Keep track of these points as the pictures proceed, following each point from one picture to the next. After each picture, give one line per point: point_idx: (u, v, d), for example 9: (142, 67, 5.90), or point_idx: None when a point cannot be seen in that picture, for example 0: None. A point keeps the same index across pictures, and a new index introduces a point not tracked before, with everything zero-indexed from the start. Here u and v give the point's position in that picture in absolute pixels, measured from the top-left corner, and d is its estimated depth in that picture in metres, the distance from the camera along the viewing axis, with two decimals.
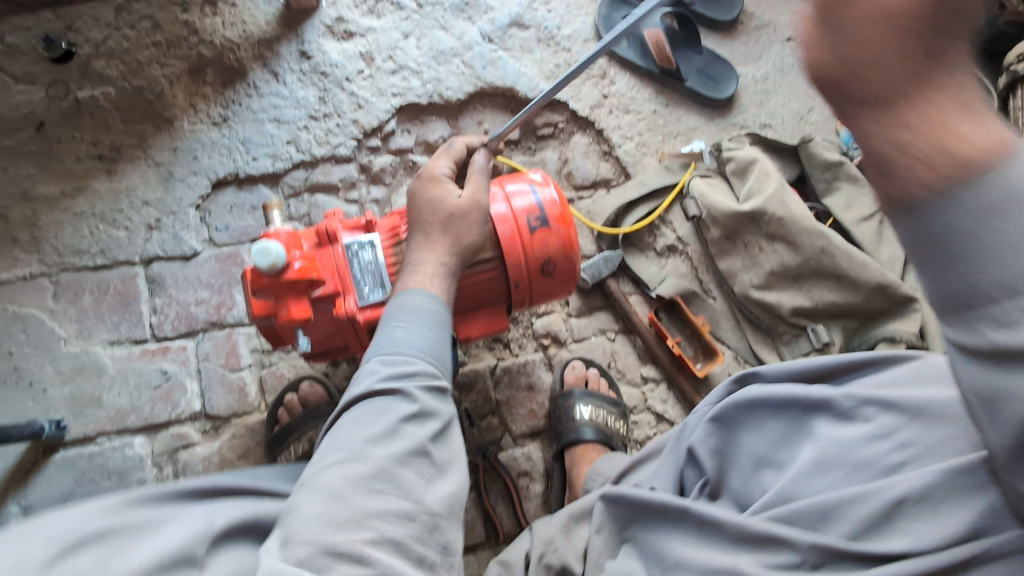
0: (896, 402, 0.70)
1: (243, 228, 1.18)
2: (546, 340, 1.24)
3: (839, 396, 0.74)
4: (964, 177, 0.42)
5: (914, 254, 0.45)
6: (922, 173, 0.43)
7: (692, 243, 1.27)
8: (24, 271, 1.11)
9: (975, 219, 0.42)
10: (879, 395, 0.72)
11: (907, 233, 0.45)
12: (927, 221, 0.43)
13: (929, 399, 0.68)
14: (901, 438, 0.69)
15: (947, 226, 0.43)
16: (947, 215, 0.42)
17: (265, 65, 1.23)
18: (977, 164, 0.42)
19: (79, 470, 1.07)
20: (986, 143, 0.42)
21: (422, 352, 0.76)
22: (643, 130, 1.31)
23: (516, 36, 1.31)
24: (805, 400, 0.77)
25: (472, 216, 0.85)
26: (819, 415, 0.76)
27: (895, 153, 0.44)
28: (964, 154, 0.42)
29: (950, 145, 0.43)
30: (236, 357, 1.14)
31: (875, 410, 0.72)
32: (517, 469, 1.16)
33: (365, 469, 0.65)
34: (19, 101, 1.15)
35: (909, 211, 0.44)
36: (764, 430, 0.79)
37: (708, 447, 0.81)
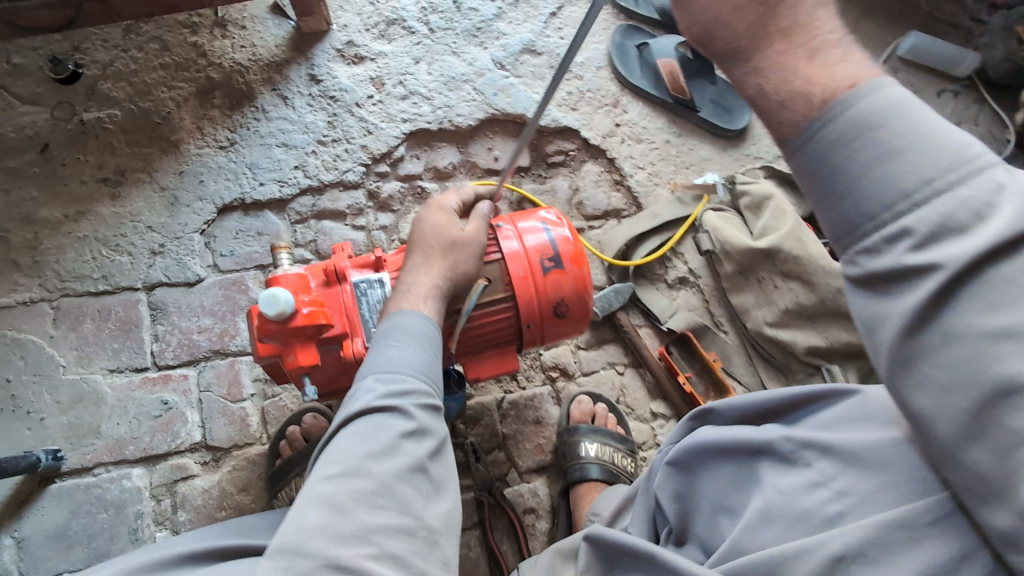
0: (831, 445, 0.65)
1: (248, 254, 1.16)
2: (554, 373, 1.22)
3: (777, 437, 0.70)
4: (827, 113, 0.50)
5: (811, 197, 0.52)
6: (794, 110, 0.52)
7: (704, 276, 1.25)
8: (24, 295, 1.08)
9: (842, 152, 0.49)
10: (813, 438, 0.67)
11: (795, 169, 0.53)
12: (806, 159, 0.51)
13: (867, 442, 0.63)
14: (838, 485, 0.63)
15: (821, 160, 0.50)
16: (821, 151, 0.50)
17: (273, 89, 1.22)
18: (831, 105, 0.50)
19: (75, 502, 1.04)
20: (845, 81, 0.50)
21: (417, 369, 0.72)
22: (655, 160, 1.29)
23: (528, 63, 1.30)
24: (747, 445, 0.72)
25: (471, 245, 0.84)
26: (763, 461, 0.71)
27: (766, 97, 0.54)
28: (821, 90, 0.51)
29: (809, 84, 0.52)
30: (238, 387, 1.12)
31: (814, 453, 0.66)
32: (523, 506, 1.13)
33: (364, 485, 0.62)
34: (23, 122, 1.13)
35: (794, 152, 0.52)
36: (716, 475, 0.75)
37: (672, 494, 0.78)
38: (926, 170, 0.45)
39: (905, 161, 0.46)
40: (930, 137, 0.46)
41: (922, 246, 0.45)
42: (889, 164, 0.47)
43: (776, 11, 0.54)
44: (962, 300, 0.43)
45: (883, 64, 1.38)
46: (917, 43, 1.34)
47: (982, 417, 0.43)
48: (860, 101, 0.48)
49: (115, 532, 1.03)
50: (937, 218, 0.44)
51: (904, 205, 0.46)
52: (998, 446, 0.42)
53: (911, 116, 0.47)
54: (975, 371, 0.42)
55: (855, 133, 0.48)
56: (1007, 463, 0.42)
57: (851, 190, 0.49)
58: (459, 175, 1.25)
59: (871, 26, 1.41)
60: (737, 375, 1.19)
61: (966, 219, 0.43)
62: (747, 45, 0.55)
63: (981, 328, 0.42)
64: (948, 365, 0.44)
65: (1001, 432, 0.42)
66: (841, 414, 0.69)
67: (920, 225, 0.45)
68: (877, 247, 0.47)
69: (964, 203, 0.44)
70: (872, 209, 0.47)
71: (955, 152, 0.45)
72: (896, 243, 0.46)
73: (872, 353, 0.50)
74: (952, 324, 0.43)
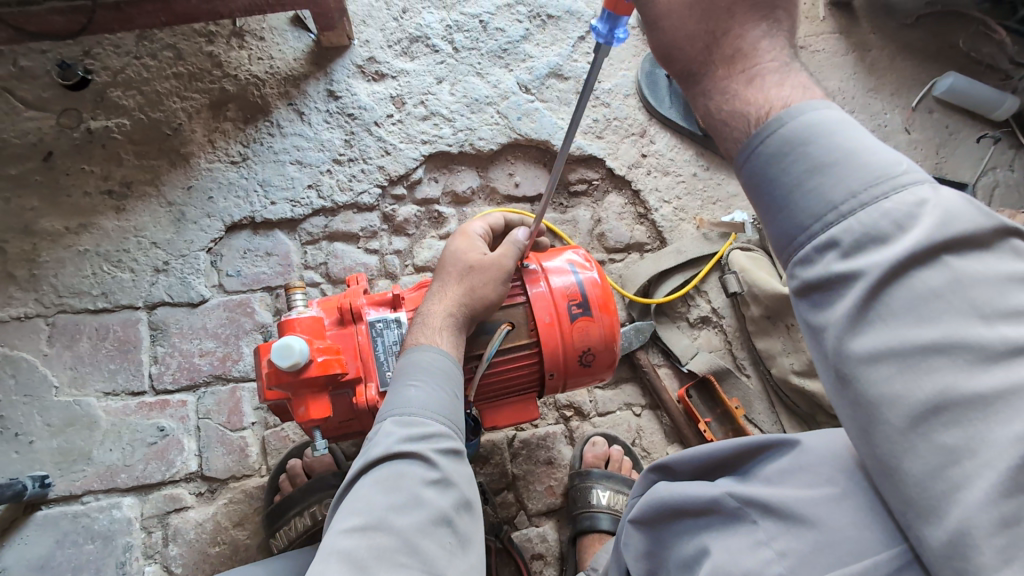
0: (774, 503, 0.55)
1: (256, 275, 1.12)
2: (568, 412, 1.17)
3: (721, 494, 0.59)
4: (765, 129, 0.51)
5: (757, 210, 0.54)
6: (735, 128, 0.54)
7: (727, 317, 1.21)
8: (18, 310, 1.03)
9: (778, 166, 0.50)
10: (756, 494, 0.56)
11: (742, 184, 0.54)
12: (749, 173, 0.53)
13: (811, 497, 0.53)
14: (779, 545, 0.53)
15: (761, 174, 0.52)
16: (759, 167, 0.52)
17: (290, 103, 1.17)
18: (766, 122, 0.52)
19: (61, 531, 0.99)
20: (781, 101, 0.52)
21: (438, 411, 0.67)
22: (680, 194, 1.25)
23: (554, 87, 1.26)
24: (693, 504, 0.62)
25: (495, 271, 0.79)
26: (711, 523, 0.60)
27: (711, 115, 0.57)
28: (756, 110, 0.53)
29: (747, 103, 0.53)
30: (239, 415, 1.06)
31: (759, 511, 0.56)
32: (531, 551, 1.07)
33: (384, 540, 0.55)
34: (26, 128, 1.08)
35: (740, 167, 0.54)
36: (669, 534, 0.65)
37: (638, 554, 0.69)
38: (853, 183, 0.46)
39: (832, 174, 0.47)
40: (857, 152, 0.47)
41: (849, 255, 0.45)
42: (818, 177, 0.48)
43: (721, 39, 0.55)
44: (890, 311, 0.42)
45: (917, 104, 1.34)
46: (955, 84, 1.31)
47: (913, 434, 0.41)
48: (794, 119, 0.50)
49: (101, 564, 0.98)
50: (861, 230, 0.45)
51: (831, 217, 0.46)
52: (930, 464, 0.40)
53: (839, 132, 0.48)
54: (907, 386, 0.41)
55: (788, 148, 0.50)
56: (937, 483, 0.40)
57: (786, 202, 0.50)
58: (477, 201, 1.22)
59: (907, 64, 1.37)
60: (758, 422, 1.14)
61: (889, 230, 0.44)
62: (699, 69, 0.56)
63: (911, 340, 0.41)
64: (881, 379, 0.42)
65: (931, 450, 0.40)
66: (785, 465, 0.57)
67: (846, 235, 0.45)
68: (810, 257, 0.47)
69: (887, 214, 0.44)
70: (804, 220, 0.48)
71: (882, 168, 0.46)
72: (825, 253, 0.46)
73: (817, 369, 0.48)
74: (881, 335, 0.42)
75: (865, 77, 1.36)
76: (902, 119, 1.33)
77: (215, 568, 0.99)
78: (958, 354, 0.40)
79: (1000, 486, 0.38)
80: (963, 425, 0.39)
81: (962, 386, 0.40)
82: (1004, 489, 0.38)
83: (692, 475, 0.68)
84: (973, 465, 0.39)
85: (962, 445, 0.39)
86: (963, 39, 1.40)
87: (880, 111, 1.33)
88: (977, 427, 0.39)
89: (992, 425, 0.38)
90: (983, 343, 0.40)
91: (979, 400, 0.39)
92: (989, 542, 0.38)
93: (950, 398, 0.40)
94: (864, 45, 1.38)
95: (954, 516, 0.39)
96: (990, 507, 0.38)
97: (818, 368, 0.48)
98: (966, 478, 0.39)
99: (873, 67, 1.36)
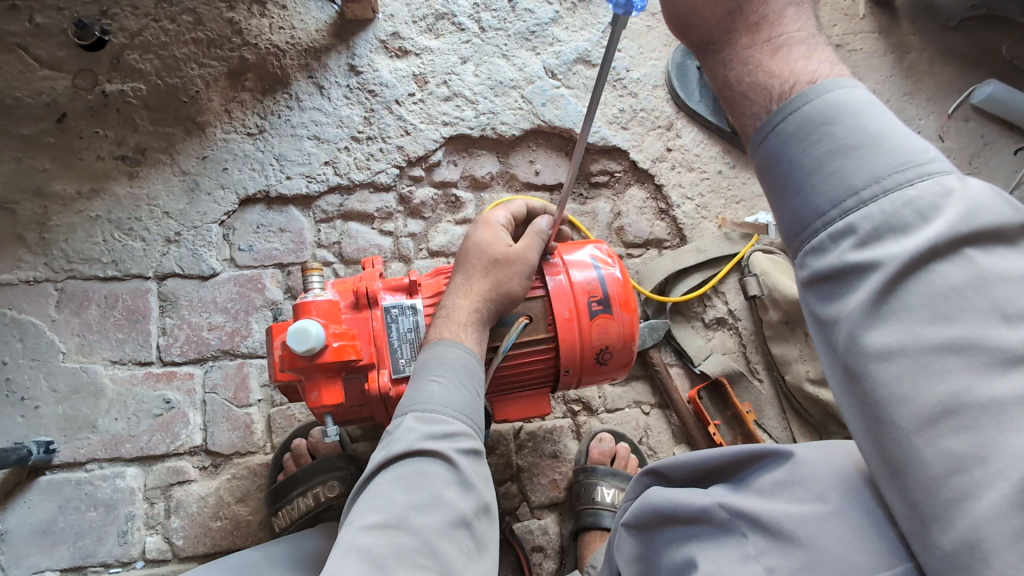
0: (765, 517, 0.52)
1: (268, 251, 1.10)
2: (576, 406, 1.15)
3: (712, 504, 0.56)
4: (788, 106, 0.49)
5: (769, 194, 0.51)
6: (756, 102, 0.52)
7: (743, 319, 1.19)
8: (27, 274, 1.02)
9: (796, 146, 0.48)
10: (746, 507, 0.53)
11: (755, 164, 0.52)
12: (765, 153, 0.51)
13: (802, 514, 0.50)
14: (769, 561, 0.50)
15: (778, 154, 0.50)
16: (778, 146, 0.49)
17: (310, 76, 1.14)
18: (791, 99, 0.49)
19: (64, 496, 0.98)
20: (807, 78, 0.50)
21: (458, 409, 0.66)
22: (704, 191, 1.23)
23: (581, 74, 1.23)
24: (681, 512, 0.59)
25: (517, 266, 0.77)
26: (699, 534, 0.57)
27: (729, 86, 0.55)
28: (780, 83, 0.51)
29: (770, 75, 0.52)
30: (245, 392, 1.05)
31: (750, 524, 0.53)
32: (531, 543, 1.06)
33: (403, 540, 0.55)
34: (40, 87, 1.05)
35: (756, 146, 0.52)
36: (658, 541, 0.62)
37: (628, 559, 0.66)
38: (876, 168, 0.44)
39: (855, 158, 0.45)
40: (884, 137, 0.45)
41: (866, 244, 0.43)
42: (840, 160, 0.46)
43: (746, 6, 0.53)
44: (906, 309, 0.40)
45: (953, 111, 1.30)
46: (994, 93, 1.27)
47: (920, 438, 0.39)
48: (820, 97, 0.48)
49: (103, 532, 0.98)
50: (881, 217, 0.43)
51: (851, 202, 0.44)
52: (935, 473, 0.38)
53: (866, 113, 0.46)
54: (917, 387, 0.39)
55: (811, 127, 0.48)
56: (942, 492, 0.38)
57: (803, 185, 0.48)
58: (495, 186, 1.19)
59: (945, 69, 1.33)
60: (768, 428, 1.13)
61: (911, 220, 0.42)
62: (719, 37, 0.55)
63: (927, 339, 0.39)
64: (890, 379, 0.40)
65: (939, 457, 0.38)
66: (778, 477, 0.54)
67: (864, 222, 0.43)
68: (824, 246, 0.45)
69: (910, 203, 0.42)
70: (822, 206, 0.46)
71: (908, 154, 0.44)
72: (841, 241, 0.44)
73: (823, 364, 0.46)
74: (897, 331, 0.40)
75: (902, 81, 1.32)
76: (936, 126, 1.30)
77: (216, 542, 0.99)
78: (975, 355, 0.38)
79: (1012, 498, 0.35)
80: (975, 431, 0.37)
81: (977, 391, 0.38)
82: (1016, 501, 0.35)
83: (684, 482, 0.64)
84: (983, 474, 0.37)
85: (971, 453, 0.37)
86: (1007, 45, 1.35)
87: (914, 117, 1.30)
88: (989, 434, 0.37)
89: (1006, 433, 0.36)
90: (1002, 346, 0.38)
91: (993, 406, 0.37)
92: (1000, 556, 0.35)
93: (963, 402, 0.38)
94: (903, 47, 1.33)
95: (961, 529, 0.37)
96: (1001, 519, 0.36)
97: (824, 363, 0.46)
98: (975, 488, 0.37)
99: (910, 70, 1.32)
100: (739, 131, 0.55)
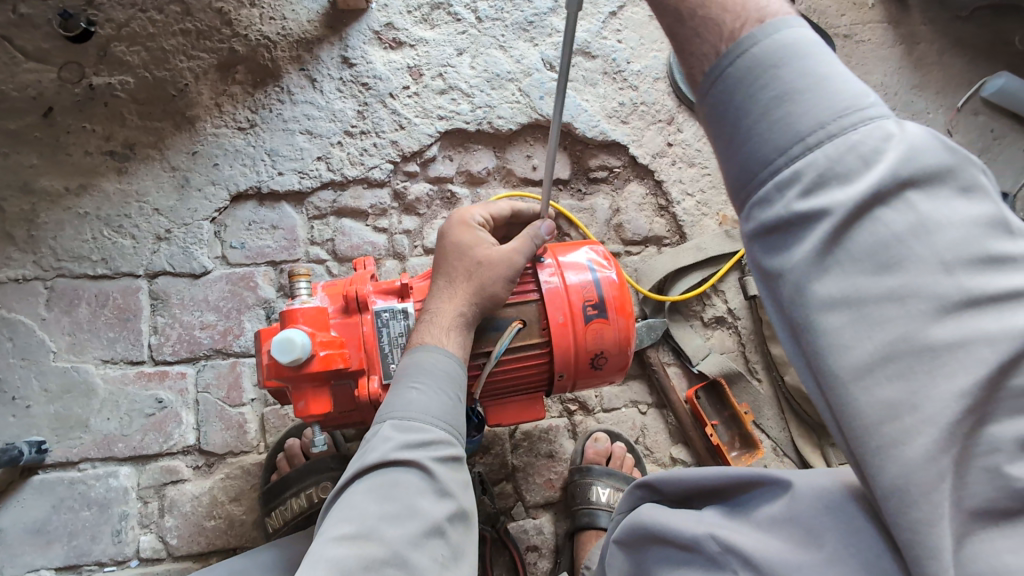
0: (759, 557, 0.50)
1: (260, 248, 1.08)
2: (572, 406, 1.14)
3: (703, 535, 0.54)
4: (736, 48, 0.48)
5: (716, 144, 0.51)
6: (706, 40, 0.51)
7: (743, 318, 1.18)
8: (16, 272, 1.01)
9: (744, 90, 0.47)
10: (739, 542, 0.52)
11: (703, 111, 0.51)
12: (714, 100, 0.49)
13: (796, 559, 0.49)
14: None
15: (726, 98, 0.48)
16: (726, 92, 0.48)
17: (302, 69, 1.11)
18: (742, 39, 0.48)
19: (57, 496, 0.98)
20: (757, 16, 0.49)
21: (436, 416, 0.65)
22: (705, 187, 1.20)
23: (581, 66, 1.18)
24: (672, 537, 0.57)
25: (499, 267, 0.75)
26: (691, 561, 0.56)
27: (680, 20, 0.53)
28: (732, 20, 0.49)
29: (723, 10, 0.50)
30: (238, 391, 1.04)
31: (742, 561, 0.51)
32: (526, 542, 1.06)
33: (373, 551, 0.54)
34: (26, 81, 1.02)
35: (704, 94, 0.50)
36: (648, 560, 0.61)
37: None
38: (820, 113, 0.44)
39: (802, 101, 0.44)
40: (829, 82, 0.44)
41: (811, 192, 0.43)
42: (787, 105, 0.45)
43: None
44: (850, 258, 0.41)
45: (963, 105, 1.27)
46: (1006, 86, 1.24)
47: (857, 387, 0.40)
48: (768, 38, 0.47)
49: (97, 531, 0.98)
50: (826, 164, 0.43)
51: (798, 150, 0.44)
52: (870, 421, 0.40)
53: (812, 56, 0.46)
54: (856, 336, 0.40)
55: (760, 70, 0.46)
56: (874, 440, 0.40)
57: (751, 133, 0.47)
58: (492, 181, 1.17)
59: (956, 61, 1.29)
60: (765, 428, 1.13)
61: (854, 166, 0.42)
62: None
63: (867, 289, 0.40)
64: (832, 329, 0.41)
65: (873, 406, 0.40)
66: (775, 512, 0.53)
67: (809, 169, 0.43)
68: (769, 196, 0.45)
69: (854, 148, 0.42)
70: (768, 155, 0.46)
71: (849, 99, 0.44)
72: (786, 191, 0.44)
73: (771, 317, 0.47)
74: (838, 282, 0.41)
75: (912, 73, 1.28)
76: (945, 120, 1.27)
77: (210, 541, 0.99)
78: (913, 303, 0.39)
79: (939, 441, 0.38)
80: (908, 379, 0.39)
81: (913, 338, 0.39)
82: (943, 444, 0.38)
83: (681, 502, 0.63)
84: (913, 420, 0.39)
85: (903, 400, 0.39)
86: (1021, 36, 1.31)
87: (923, 110, 1.26)
88: (922, 381, 0.39)
89: (936, 379, 0.38)
90: (940, 294, 0.39)
91: (928, 352, 0.39)
92: None
93: (900, 349, 0.39)
94: (913, 38, 1.29)
95: (890, 473, 0.39)
96: (930, 463, 0.38)
97: (772, 315, 0.47)
98: (906, 434, 0.39)
99: (920, 62, 1.28)
100: (687, 74, 0.54)
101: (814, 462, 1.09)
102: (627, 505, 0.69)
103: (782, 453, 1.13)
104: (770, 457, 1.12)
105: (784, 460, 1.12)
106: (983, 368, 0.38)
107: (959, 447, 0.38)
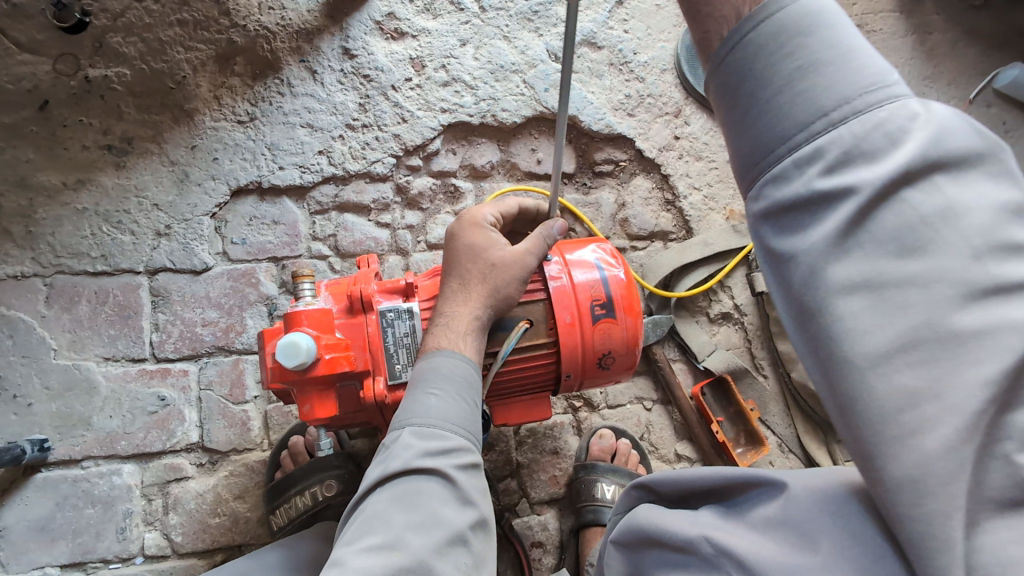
0: (751, 560, 0.49)
1: (261, 245, 1.07)
2: (578, 403, 1.13)
3: (698, 537, 0.54)
4: (760, 13, 0.46)
5: (728, 117, 0.49)
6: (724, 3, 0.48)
7: (749, 314, 1.17)
8: (14, 269, 0.99)
9: (766, 59, 0.45)
10: (732, 545, 0.51)
11: (716, 82, 0.49)
12: (731, 67, 0.47)
13: (790, 563, 0.47)
14: None
15: (745, 68, 0.46)
16: (745, 61, 0.46)
17: (302, 60, 1.09)
18: (766, 4, 0.46)
19: (60, 494, 0.98)
20: None
21: (455, 424, 0.64)
22: (712, 181, 1.19)
23: (585, 57, 1.15)
24: (669, 539, 0.56)
25: (513, 271, 0.74)
26: (686, 564, 0.55)
27: None
28: None
29: None
30: (242, 388, 1.04)
31: (735, 563, 0.50)
32: (530, 539, 1.06)
33: (398, 560, 0.53)
34: (19, 73, 0.99)
35: (720, 61, 0.48)
36: (646, 561, 0.60)
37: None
38: (847, 88, 0.42)
39: (826, 75, 0.43)
40: (856, 56, 0.43)
41: (834, 170, 0.41)
42: (812, 77, 0.43)
43: None
44: (872, 240, 0.40)
45: (975, 96, 1.25)
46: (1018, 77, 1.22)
47: (874, 373, 0.39)
48: (793, 5, 0.45)
49: (102, 529, 0.98)
50: (851, 141, 0.41)
51: (820, 124, 0.42)
52: (888, 409, 0.39)
53: (839, 27, 0.44)
54: (877, 321, 0.39)
55: (784, 37, 0.44)
56: (890, 428, 0.39)
57: (769, 107, 0.45)
58: (496, 176, 1.16)
59: (969, 51, 1.27)
60: (771, 425, 1.13)
61: (882, 145, 0.40)
62: None
63: (890, 273, 0.39)
64: (850, 314, 0.40)
65: (892, 392, 0.38)
66: (771, 514, 0.51)
67: (833, 146, 0.42)
68: (787, 173, 0.43)
69: (880, 126, 0.41)
70: (788, 129, 0.44)
71: (878, 74, 0.42)
72: (807, 168, 0.42)
73: (777, 302, 0.45)
74: (859, 265, 0.40)
75: (923, 63, 1.26)
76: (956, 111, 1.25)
77: (216, 538, 0.99)
78: (939, 288, 0.38)
79: (961, 431, 0.37)
80: (931, 366, 0.38)
81: (939, 324, 0.38)
82: (964, 435, 0.37)
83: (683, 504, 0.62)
84: (934, 409, 0.38)
85: (926, 387, 0.38)
86: None
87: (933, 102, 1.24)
88: (944, 368, 0.38)
89: (961, 366, 0.37)
90: (968, 280, 0.38)
91: (953, 339, 0.38)
92: None
93: (924, 335, 0.38)
94: (925, 28, 1.27)
95: (906, 463, 0.38)
96: (950, 453, 0.37)
97: (778, 300, 0.45)
98: (926, 422, 0.38)
99: (932, 52, 1.26)
100: (698, 40, 0.52)
101: (820, 457, 1.09)
102: (625, 506, 0.68)
103: (788, 449, 1.13)
104: (775, 454, 1.12)
105: (789, 456, 1.12)
106: (1010, 359, 0.36)
107: (981, 437, 0.37)
